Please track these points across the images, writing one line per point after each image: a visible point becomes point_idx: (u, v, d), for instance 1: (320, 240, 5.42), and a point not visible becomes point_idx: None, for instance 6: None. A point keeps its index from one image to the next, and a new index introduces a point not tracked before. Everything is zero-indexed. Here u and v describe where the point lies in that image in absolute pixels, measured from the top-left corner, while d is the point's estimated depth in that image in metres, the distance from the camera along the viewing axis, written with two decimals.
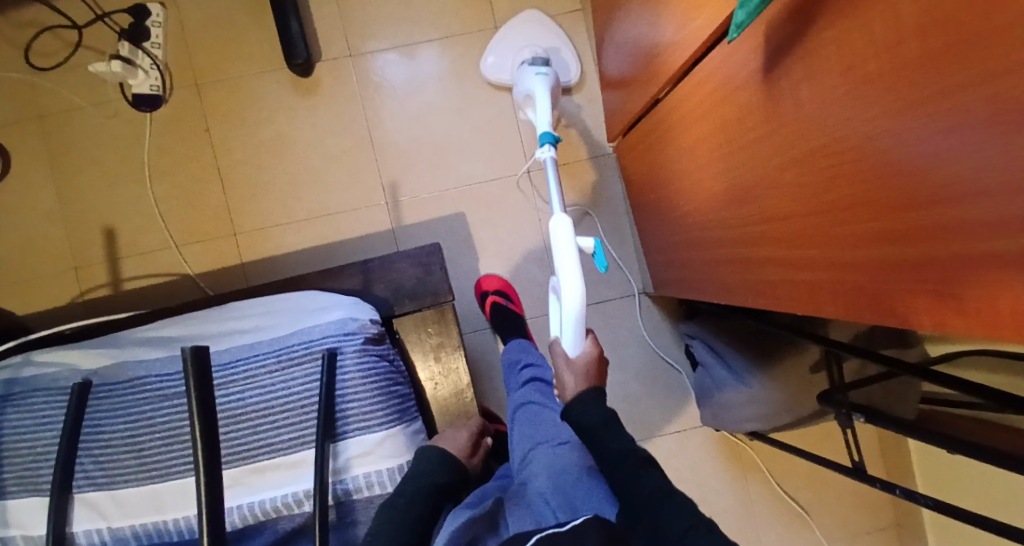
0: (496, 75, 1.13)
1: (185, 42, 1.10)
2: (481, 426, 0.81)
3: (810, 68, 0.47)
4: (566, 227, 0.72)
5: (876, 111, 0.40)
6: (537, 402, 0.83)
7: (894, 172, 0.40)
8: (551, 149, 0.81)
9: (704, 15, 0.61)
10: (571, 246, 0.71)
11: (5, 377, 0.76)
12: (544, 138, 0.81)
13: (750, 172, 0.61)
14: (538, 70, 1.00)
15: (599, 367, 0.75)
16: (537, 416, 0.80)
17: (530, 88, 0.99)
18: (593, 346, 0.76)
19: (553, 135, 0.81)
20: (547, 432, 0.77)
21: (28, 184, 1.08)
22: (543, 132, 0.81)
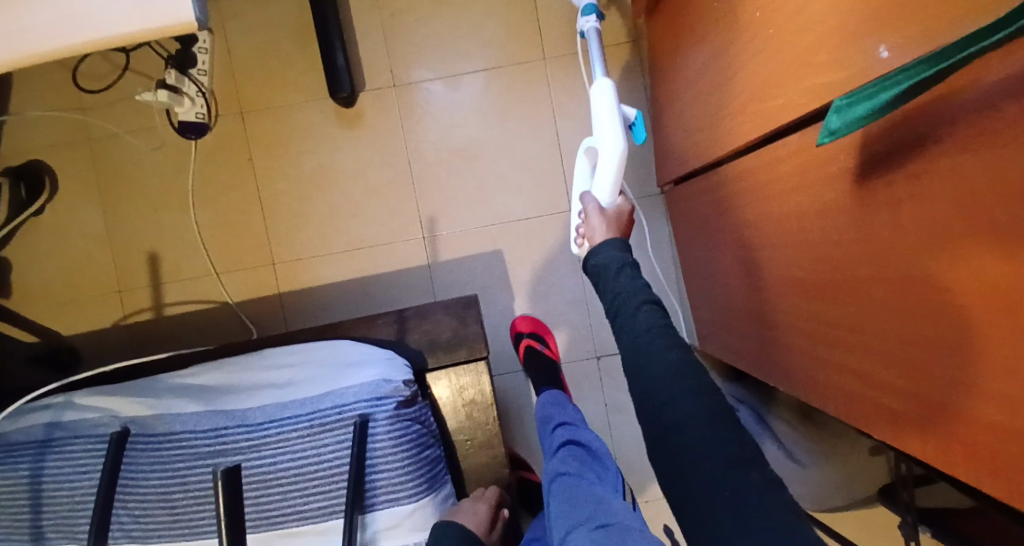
0: None
1: (231, 67, 1.09)
2: (497, 498, 0.80)
3: (917, 193, 0.40)
4: (607, 90, 0.74)
5: (990, 272, 0.34)
6: (574, 473, 0.79)
7: (1008, 347, 0.34)
8: (594, 19, 0.87)
9: (783, 99, 0.55)
10: (611, 106, 0.73)
11: (47, 419, 0.78)
12: (587, 9, 0.87)
13: (826, 275, 0.55)
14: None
15: (627, 223, 0.73)
16: (572, 488, 0.76)
17: None
18: (624, 205, 0.75)
19: (595, 7, 0.87)
20: (580, 513, 0.72)
21: (77, 205, 1.10)
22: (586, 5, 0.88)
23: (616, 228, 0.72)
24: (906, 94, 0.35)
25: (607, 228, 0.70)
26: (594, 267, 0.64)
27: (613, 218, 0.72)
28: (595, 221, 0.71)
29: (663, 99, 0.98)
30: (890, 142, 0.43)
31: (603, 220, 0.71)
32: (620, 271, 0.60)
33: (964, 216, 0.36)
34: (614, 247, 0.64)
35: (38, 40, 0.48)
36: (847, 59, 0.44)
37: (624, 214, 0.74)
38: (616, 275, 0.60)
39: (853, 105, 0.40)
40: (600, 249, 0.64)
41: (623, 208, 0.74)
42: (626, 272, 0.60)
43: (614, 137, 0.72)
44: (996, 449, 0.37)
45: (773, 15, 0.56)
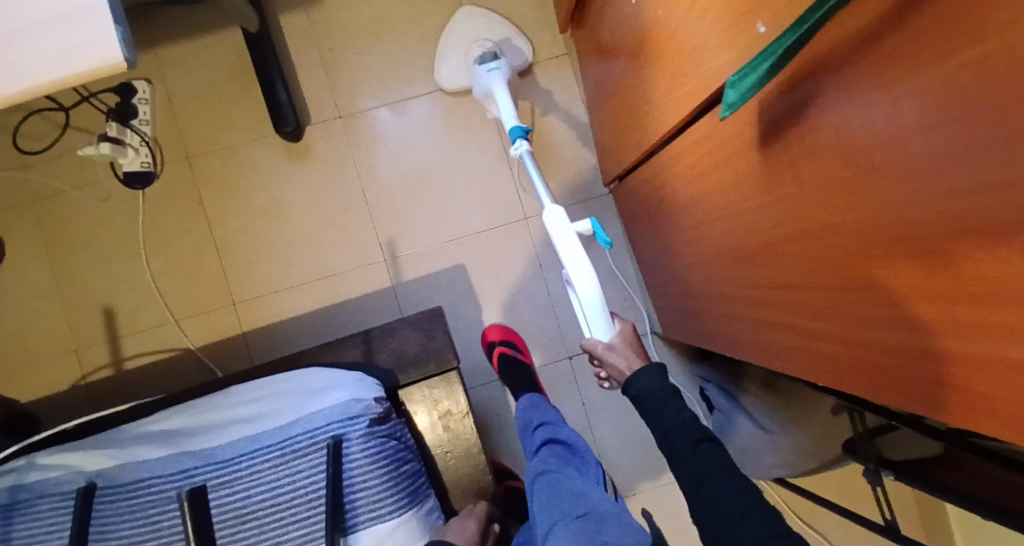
0: (455, 82, 1.10)
1: (174, 115, 1.10)
2: (487, 513, 0.80)
3: (811, 146, 0.44)
4: (559, 216, 0.76)
5: (882, 202, 0.38)
6: (553, 470, 0.81)
7: (907, 266, 0.38)
8: (524, 142, 0.85)
9: (690, 83, 0.60)
10: (566, 232, 0.74)
11: (9, 484, 0.75)
12: (515, 132, 0.86)
13: (751, 240, 0.59)
14: (490, 65, 1.01)
15: (637, 342, 0.76)
16: (553, 484, 0.78)
17: (487, 87, 1.01)
18: (624, 326, 0.78)
19: (523, 129, 0.86)
20: (563, 505, 0.73)
21: (24, 268, 1.08)
22: (513, 127, 0.85)
23: (633, 353, 0.75)
24: (784, 56, 0.40)
25: (629, 355, 0.74)
26: (636, 395, 0.69)
27: (624, 343, 0.75)
28: (614, 357, 0.74)
29: (595, 104, 1.03)
30: (781, 104, 0.47)
31: (619, 353, 0.74)
32: (665, 399, 0.66)
33: (853, 155, 0.40)
34: (648, 373, 0.69)
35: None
36: (735, 35, 0.49)
37: (630, 332, 0.77)
38: (662, 407, 0.65)
39: (743, 79, 0.44)
40: (637, 375, 0.70)
41: (626, 330, 0.77)
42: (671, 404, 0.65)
43: (588, 279, 0.71)
44: (919, 367, 0.40)
45: (673, 7, 0.60)
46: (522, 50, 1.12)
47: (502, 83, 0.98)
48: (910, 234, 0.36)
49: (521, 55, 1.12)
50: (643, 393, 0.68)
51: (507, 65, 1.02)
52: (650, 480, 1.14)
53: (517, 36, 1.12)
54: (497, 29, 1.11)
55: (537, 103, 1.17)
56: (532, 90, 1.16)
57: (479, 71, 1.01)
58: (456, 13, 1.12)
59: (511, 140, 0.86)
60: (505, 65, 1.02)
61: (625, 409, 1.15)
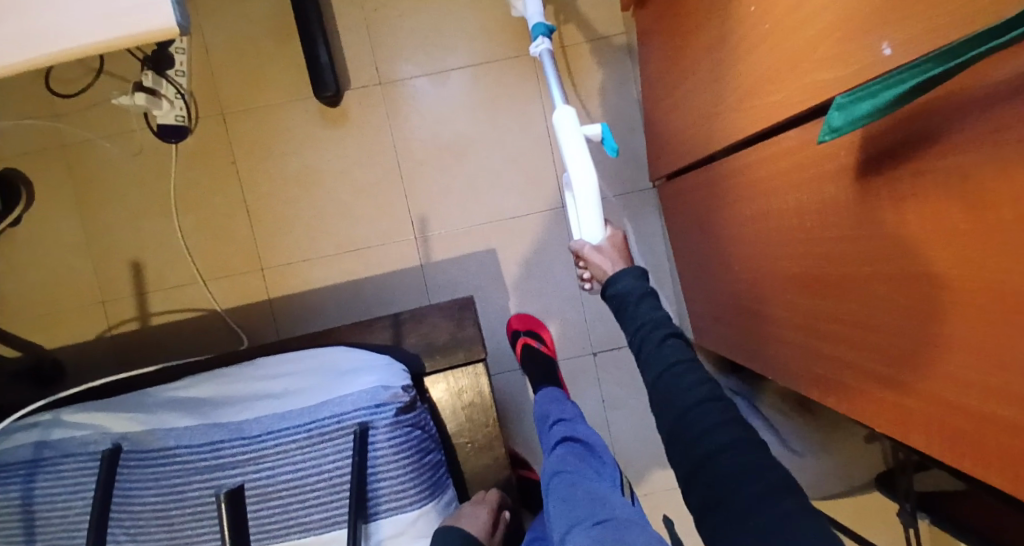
0: None
1: (211, 68, 1.06)
2: (499, 501, 0.79)
3: (923, 190, 0.40)
4: (570, 117, 0.71)
5: (999, 269, 0.35)
6: (570, 470, 0.79)
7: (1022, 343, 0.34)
8: (546, 41, 0.77)
9: (780, 96, 0.55)
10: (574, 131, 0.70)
11: (35, 439, 0.76)
12: (537, 30, 0.78)
13: (826, 271, 0.55)
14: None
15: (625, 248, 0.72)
16: (569, 485, 0.76)
17: None
18: (615, 232, 0.73)
19: (548, 27, 0.78)
20: (581, 509, 0.70)
21: (53, 214, 1.06)
22: (536, 24, 0.78)
23: (618, 258, 0.70)
24: (913, 91, 0.35)
25: (614, 258, 0.69)
26: (613, 296, 0.65)
27: (611, 248, 0.70)
28: (598, 259, 0.70)
29: (652, 94, 0.97)
30: (897, 138, 0.42)
31: (603, 256, 0.70)
32: (641, 299, 0.62)
33: (975, 210, 0.36)
34: (628, 275, 0.65)
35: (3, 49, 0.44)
36: (847, 57, 0.44)
37: (621, 239, 0.72)
38: (637, 304, 0.62)
39: (855, 103, 0.40)
40: (619, 275, 0.66)
41: (617, 236, 0.72)
42: (647, 300, 0.62)
43: (584, 166, 0.69)
44: (1009, 445, 0.37)
45: (770, 8, 0.54)
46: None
47: None
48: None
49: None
50: (622, 293, 0.64)
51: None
52: (664, 483, 1.13)
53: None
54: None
55: (561, 7, 1.09)
56: None
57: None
58: None
59: (533, 37, 0.78)
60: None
61: (646, 409, 1.13)
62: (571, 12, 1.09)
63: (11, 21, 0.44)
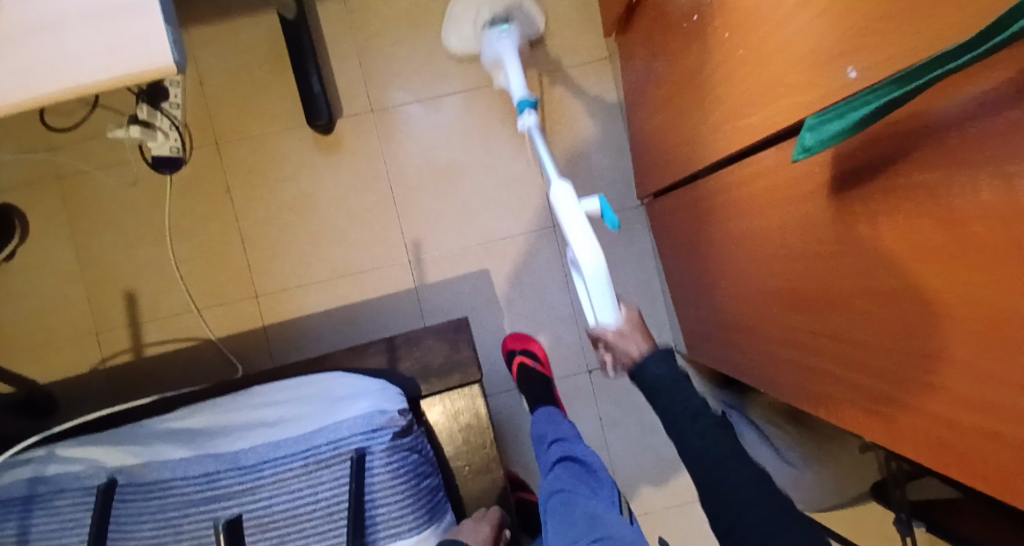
0: (462, 48, 1.06)
1: (205, 99, 1.07)
2: (499, 519, 0.77)
3: (895, 206, 0.42)
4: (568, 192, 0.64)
5: (968, 278, 0.36)
6: (568, 489, 0.79)
7: (992, 353, 0.35)
8: (531, 115, 0.79)
9: (757, 117, 0.57)
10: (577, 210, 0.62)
11: (29, 474, 0.75)
12: (524, 105, 0.80)
13: (809, 286, 0.57)
14: (500, 31, 0.98)
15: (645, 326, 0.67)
16: (567, 503, 0.76)
17: (497, 54, 0.97)
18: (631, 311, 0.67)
19: (532, 100, 0.80)
20: (579, 527, 0.71)
21: (47, 247, 1.07)
22: (521, 99, 0.80)
23: (641, 340, 0.66)
24: (877, 112, 0.37)
25: (640, 343, 0.65)
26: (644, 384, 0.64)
27: (632, 329, 0.66)
28: (623, 344, 0.65)
29: (638, 115, 1.00)
30: (868, 155, 0.44)
31: (626, 341, 0.65)
32: (673, 385, 0.61)
33: (943, 225, 0.38)
34: (656, 358, 0.64)
35: (4, 91, 0.45)
36: (818, 80, 0.46)
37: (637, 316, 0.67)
38: (669, 391, 0.61)
39: (826, 123, 0.41)
40: (648, 362, 0.64)
41: (633, 314, 0.67)
42: (680, 389, 0.61)
43: (592, 252, 0.59)
44: (986, 451, 0.38)
45: (746, 33, 0.56)
46: (534, 17, 1.06)
47: (512, 51, 0.95)
48: (998, 322, 0.34)
49: (533, 24, 1.07)
50: (652, 380, 0.63)
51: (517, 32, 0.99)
52: (662, 500, 1.13)
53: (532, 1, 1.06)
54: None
55: (545, 72, 1.12)
56: (542, 59, 1.12)
57: (490, 36, 0.97)
58: None
59: (519, 113, 0.80)
60: (514, 32, 0.99)
61: (643, 426, 1.14)
62: (556, 37, 1.12)
63: (7, 56, 0.45)
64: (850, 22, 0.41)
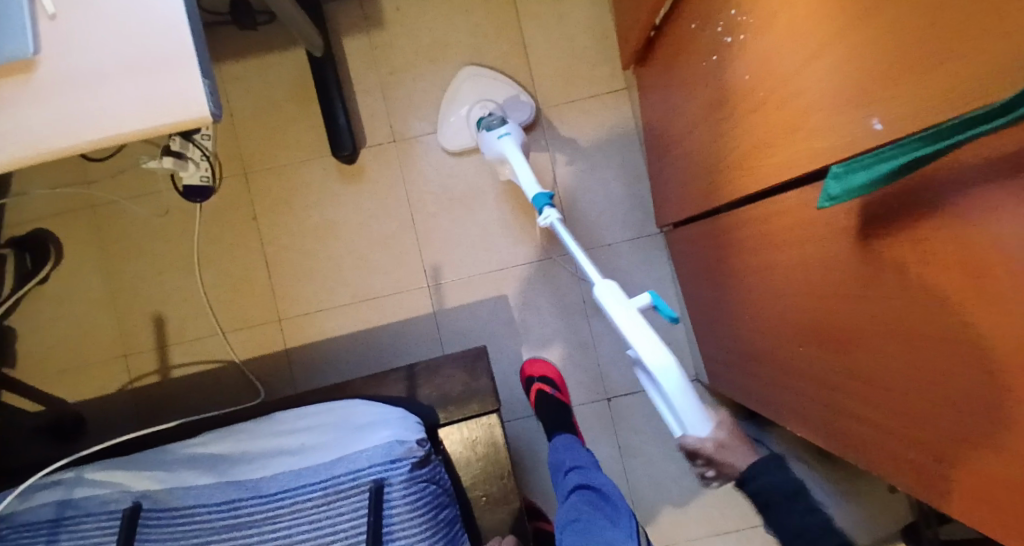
0: (460, 143, 1.09)
1: (234, 130, 1.11)
2: None
3: (922, 253, 0.42)
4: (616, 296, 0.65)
5: (999, 331, 0.36)
6: (585, 518, 0.78)
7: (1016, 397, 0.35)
8: (553, 210, 0.79)
9: (778, 157, 0.57)
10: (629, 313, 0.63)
11: (58, 498, 0.77)
12: (541, 201, 0.81)
13: (832, 323, 0.56)
14: (500, 132, 0.96)
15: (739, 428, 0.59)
16: (585, 532, 0.75)
17: (499, 152, 0.96)
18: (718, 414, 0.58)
19: (548, 195, 0.81)
20: None
21: (82, 271, 1.11)
22: (539, 197, 0.81)
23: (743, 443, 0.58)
24: (907, 167, 0.37)
25: (743, 450, 0.57)
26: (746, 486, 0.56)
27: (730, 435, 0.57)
28: (727, 456, 0.56)
29: (656, 146, 1.00)
30: (893, 201, 0.44)
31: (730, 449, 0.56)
32: (789, 502, 0.53)
33: (971, 269, 0.37)
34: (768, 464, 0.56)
35: (50, 138, 0.47)
36: (839, 126, 0.46)
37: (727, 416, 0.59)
38: (786, 508, 0.53)
39: (852, 174, 0.41)
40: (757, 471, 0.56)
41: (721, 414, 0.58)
42: (801, 503, 0.53)
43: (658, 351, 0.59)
44: (1014, 496, 0.37)
45: (764, 74, 0.57)
46: (527, 104, 1.09)
47: (515, 148, 0.94)
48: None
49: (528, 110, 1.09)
50: (764, 494, 0.55)
51: (516, 129, 0.97)
52: (683, 531, 1.11)
53: (523, 91, 1.09)
54: (502, 88, 1.09)
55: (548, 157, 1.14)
56: (546, 144, 1.14)
57: (487, 137, 0.97)
58: (454, 73, 1.11)
59: (538, 210, 0.80)
60: (516, 129, 0.97)
61: (662, 456, 1.12)
62: (575, 68, 1.13)
63: (50, 108, 0.47)
64: (870, 70, 0.42)
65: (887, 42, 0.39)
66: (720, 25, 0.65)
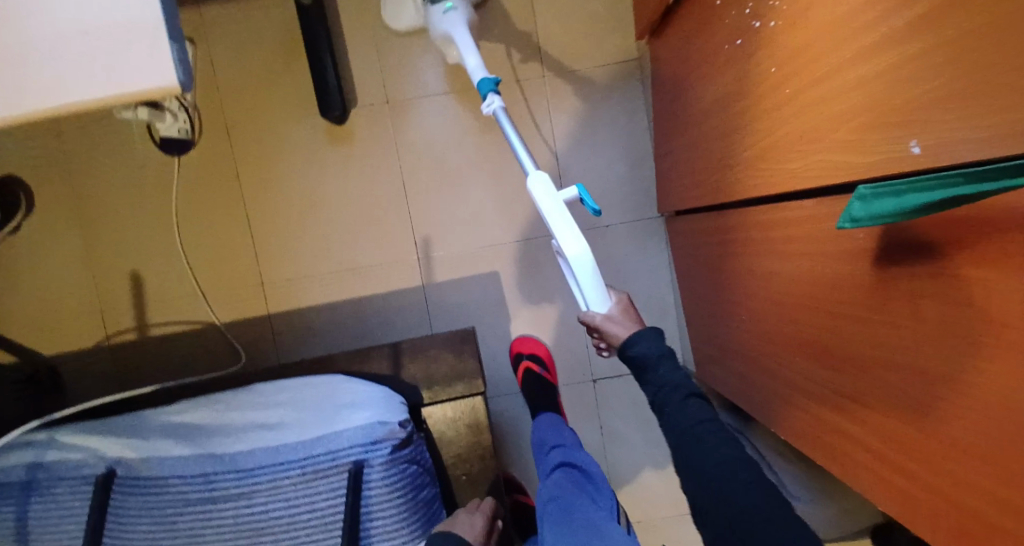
0: (402, 21, 1.00)
1: (216, 79, 1.03)
2: (493, 510, 0.76)
3: (946, 291, 0.39)
4: (546, 186, 0.66)
5: (1021, 383, 0.34)
6: (565, 498, 0.77)
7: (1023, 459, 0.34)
8: (496, 97, 0.75)
9: (799, 164, 0.54)
10: (554, 203, 0.65)
11: (29, 459, 0.75)
12: (485, 86, 0.76)
13: (833, 343, 0.55)
14: (445, 5, 0.88)
15: (632, 308, 0.68)
16: (565, 512, 0.74)
17: (442, 30, 0.88)
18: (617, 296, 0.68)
19: (494, 80, 0.76)
20: (576, 539, 0.69)
21: (53, 221, 1.05)
22: (482, 81, 0.76)
23: (632, 318, 0.67)
24: (941, 203, 0.34)
25: (629, 324, 0.66)
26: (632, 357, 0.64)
27: (622, 313, 0.67)
28: (612, 327, 0.66)
29: (664, 125, 0.96)
30: (919, 232, 0.41)
31: (618, 322, 0.66)
32: (660, 361, 0.62)
33: (994, 318, 0.35)
34: (648, 335, 0.64)
35: None
36: (874, 144, 0.43)
37: (626, 300, 0.69)
38: (656, 367, 0.62)
39: (879, 198, 0.38)
40: (637, 338, 0.64)
41: (621, 297, 0.69)
42: (666, 362, 0.62)
43: (577, 244, 0.63)
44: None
45: (792, 72, 0.53)
46: None
47: (462, 28, 0.86)
48: None
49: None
50: (640, 357, 0.64)
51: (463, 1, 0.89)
52: (658, 513, 1.13)
53: None
54: None
55: (540, 99, 1.08)
56: (539, 91, 1.07)
57: (432, 11, 0.88)
58: None
59: (482, 95, 0.76)
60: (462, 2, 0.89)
61: (643, 439, 1.13)
62: (584, 34, 1.06)
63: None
64: (914, 91, 0.38)
65: (935, 65, 0.36)
66: (748, 9, 0.60)
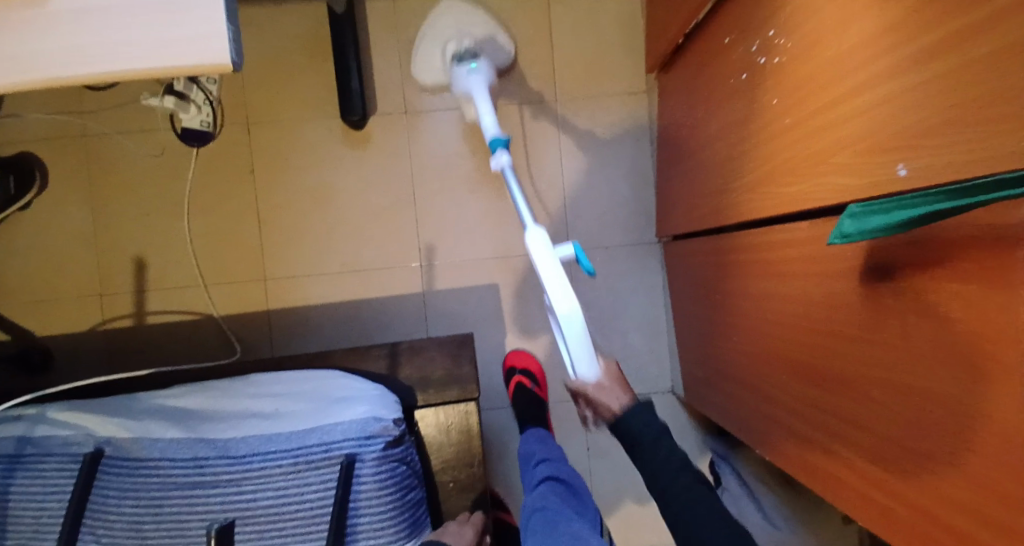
0: (431, 77, 1.06)
1: (241, 79, 1.07)
2: (482, 523, 0.77)
3: (929, 306, 0.42)
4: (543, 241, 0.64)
5: (1000, 388, 0.36)
6: (551, 509, 0.77)
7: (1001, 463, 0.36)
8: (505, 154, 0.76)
9: (797, 187, 0.57)
10: (551, 260, 0.63)
11: (17, 434, 0.75)
12: (497, 144, 0.77)
13: (824, 360, 0.57)
14: (470, 67, 0.93)
15: (620, 375, 0.69)
16: (550, 522, 0.74)
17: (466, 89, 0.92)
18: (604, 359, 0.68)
19: (505, 139, 0.78)
20: None
21: (63, 202, 1.06)
22: (495, 138, 0.77)
23: (620, 388, 0.68)
24: (926, 217, 0.37)
25: (618, 394, 0.68)
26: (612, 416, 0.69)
27: (611, 381, 0.67)
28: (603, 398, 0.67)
29: (669, 154, 1.00)
30: (906, 251, 0.44)
31: (608, 394, 0.67)
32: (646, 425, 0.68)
33: (975, 330, 0.38)
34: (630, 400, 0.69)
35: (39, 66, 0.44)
36: (868, 167, 0.46)
37: (614, 366, 0.69)
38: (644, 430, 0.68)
39: (868, 215, 0.40)
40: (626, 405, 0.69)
41: (609, 363, 0.68)
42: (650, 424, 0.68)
43: (573, 307, 0.61)
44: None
45: (794, 102, 0.57)
46: (503, 49, 1.05)
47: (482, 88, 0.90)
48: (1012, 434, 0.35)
49: (504, 52, 1.06)
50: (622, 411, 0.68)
51: (488, 68, 0.94)
52: (639, 537, 1.13)
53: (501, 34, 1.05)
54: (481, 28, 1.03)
55: (550, 122, 1.12)
56: (549, 115, 1.12)
57: (457, 72, 0.93)
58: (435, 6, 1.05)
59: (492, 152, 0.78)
60: (486, 67, 0.94)
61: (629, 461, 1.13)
62: (597, 65, 1.12)
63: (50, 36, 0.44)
64: (904, 118, 0.41)
65: (926, 94, 0.39)
66: (755, 45, 0.64)
